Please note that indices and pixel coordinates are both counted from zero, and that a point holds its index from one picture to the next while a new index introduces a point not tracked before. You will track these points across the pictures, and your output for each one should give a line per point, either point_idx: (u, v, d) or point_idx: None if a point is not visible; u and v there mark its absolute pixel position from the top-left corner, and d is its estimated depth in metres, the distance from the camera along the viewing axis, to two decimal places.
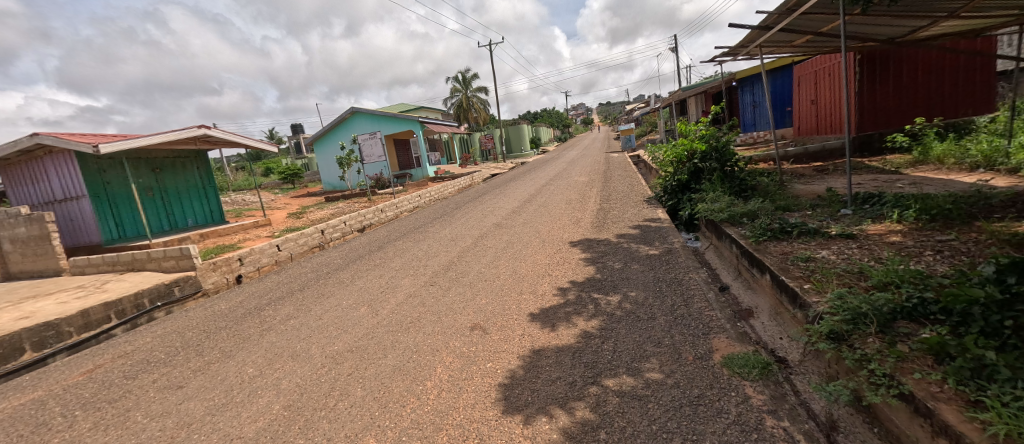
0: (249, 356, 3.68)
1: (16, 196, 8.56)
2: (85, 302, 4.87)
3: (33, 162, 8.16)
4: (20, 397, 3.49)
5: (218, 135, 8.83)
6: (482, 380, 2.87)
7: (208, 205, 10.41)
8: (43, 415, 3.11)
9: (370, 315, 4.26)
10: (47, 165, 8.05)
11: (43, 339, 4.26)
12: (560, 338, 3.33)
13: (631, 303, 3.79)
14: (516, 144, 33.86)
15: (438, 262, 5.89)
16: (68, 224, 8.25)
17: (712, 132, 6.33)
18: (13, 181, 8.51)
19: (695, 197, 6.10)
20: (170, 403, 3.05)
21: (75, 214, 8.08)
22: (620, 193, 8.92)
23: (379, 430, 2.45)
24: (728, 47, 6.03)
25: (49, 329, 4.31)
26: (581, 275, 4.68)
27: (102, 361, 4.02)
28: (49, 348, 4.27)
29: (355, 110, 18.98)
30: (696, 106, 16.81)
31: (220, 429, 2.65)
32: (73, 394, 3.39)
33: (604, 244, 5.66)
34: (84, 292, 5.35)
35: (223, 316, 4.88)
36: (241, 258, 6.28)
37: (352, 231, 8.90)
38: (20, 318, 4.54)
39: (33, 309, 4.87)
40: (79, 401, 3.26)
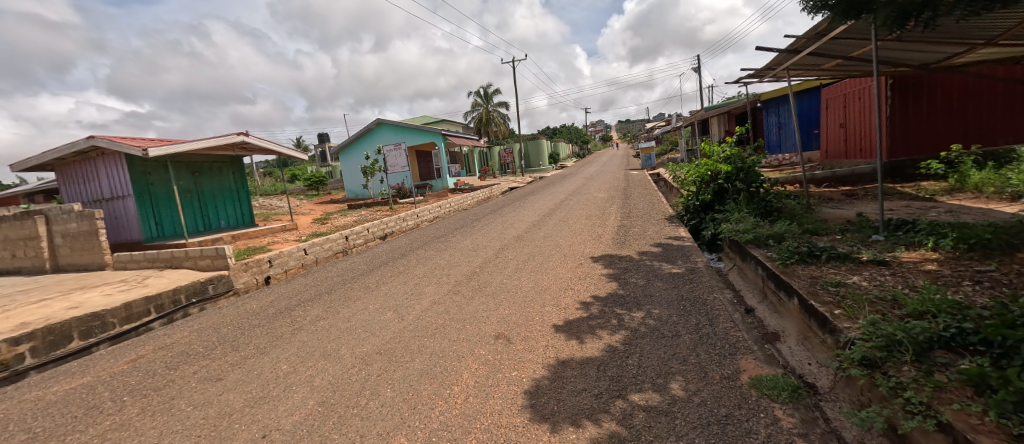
0: (283, 353, 3.80)
1: (68, 193, 9.10)
2: (128, 295, 5.12)
3: (86, 162, 8.68)
4: (70, 382, 3.68)
5: (254, 142, 9.26)
6: (508, 387, 2.91)
7: (240, 208, 10.81)
8: (93, 399, 3.28)
9: (396, 319, 4.35)
10: (98, 165, 8.55)
11: (89, 329, 4.48)
12: (584, 351, 3.33)
13: (654, 320, 3.78)
14: (535, 158, 34.09)
15: (460, 271, 5.98)
16: (113, 222, 8.71)
17: (738, 152, 6.30)
18: (66, 179, 9.05)
19: (718, 217, 6.05)
20: (210, 394, 3.18)
21: (120, 212, 8.53)
22: (641, 210, 8.89)
23: (411, 429, 2.50)
24: (755, 69, 6.04)
25: (96, 319, 4.55)
26: (602, 290, 4.68)
27: (144, 352, 4.22)
28: (94, 338, 4.49)
29: (380, 122, 19.57)
30: (719, 126, 16.67)
31: (259, 420, 2.74)
32: (119, 381, 3.57)
33: (626, 260, 5.65)
34: (127, 286, 5.62)
35: (255, 314, 5.05)
36: (271, 260, 6.51)
37: (374, 238, 9.10)
38: (70, 307, 4.80)
39: (81, 300, 5.14)
40: (124, 388, 3.42)
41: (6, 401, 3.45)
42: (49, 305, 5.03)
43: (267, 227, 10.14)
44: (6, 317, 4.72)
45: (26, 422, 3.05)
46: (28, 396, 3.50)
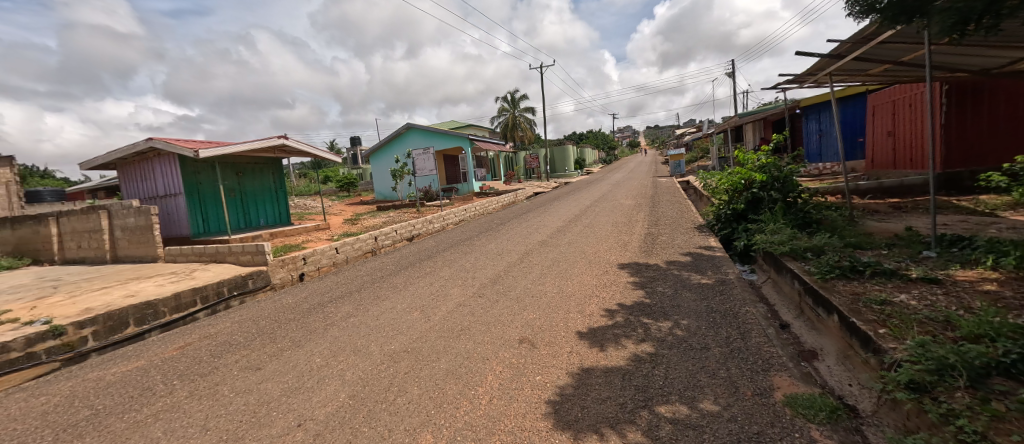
0: (316, 347, 3.93)
1: (126, 189, 9.77)
2: (178, 286, 5.45)
3: (143, 162, 9.31)
4: (126, 364, 3.96)
5: (292, 144, 9.66)
6: (532, 391, 2.91)
7: (279, 208, 11.22)
8: (146, 381, 3.52)
9: (422, 320, 4.42)
10: (154, 165, 9.14)
11: (143, 316, 4.78)
12: (609, 359, 3.29)
13: (683, 331, 3.69)
14: (561, 163, 33.93)
15: (485, 274, 6.02)
16: (165, 217, 9.28)
17: (774, 161, 6.06)
18: (125, 177, 9.73)
19: (752, 227, 5.84)
20: (250, 382, 3.34)
21: (171, 208, 9.09)
22: (670, 218, 8.70)
23: (437, 427, 2.54)
24: (795, 75, 5.82)
25: (149, 308, 4.84)
26: (629, 298, 4.60)
27: (190, 339, 4.48)
28: (147, 325, 4.79)
29: (410, 126, 20.02)
30: (754, 134, 16.13)
31: (295, 410, 2.86)
32: (168, 366, 3.80)
33: (653, 269, 5.53)
34: (176, 278, 5.96)
35: (290, 309, 5.25)
36: (305, 257, 6.76)
37: (402, 239, 9.27)
38: (126, 296, 5.15)
39: (136, 289, 5.50)
40: (173, 373, 3.65)
41: (71, 380, 3.75)
42: (108, 293, 5.41)
43: (302, 226, 10.51)
44: (72, 303, 5.12)
45: (88, 399, 3.30)
46: (89, 376, 3.79)
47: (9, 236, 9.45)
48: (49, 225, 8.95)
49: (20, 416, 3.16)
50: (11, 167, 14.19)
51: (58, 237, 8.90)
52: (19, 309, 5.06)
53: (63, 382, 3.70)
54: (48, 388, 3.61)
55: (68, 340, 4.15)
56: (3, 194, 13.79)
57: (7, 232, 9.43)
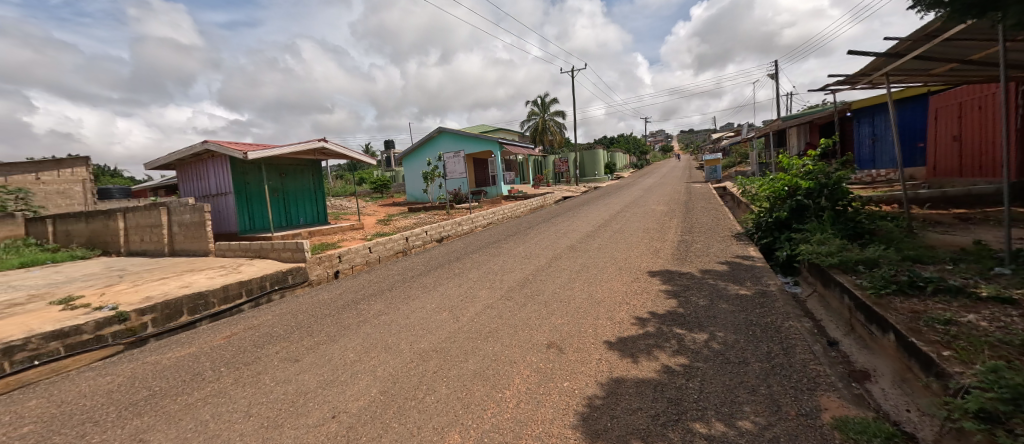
0: (350, 342, 4.04)
1: (182, 189, 10.46)
2: (225, 279, 5.82)
3: (198, 163, 9.94)
4: (180, 350, 4.30)
5: (331, 147, 10.00)
6: (559, 397, 2.86)
7: (317, 207, 11.52)
8: (197, 367, 3.81)
9: (451, 320, 4.44)
10: (207, 166, 9.76)
11: (195, 306, 5.16)
12: (640, 370, 3.18)
13: (720, 344, 3.52)
14: (590, 168, 33.53)
15: (514, 277, 6.00)
16: (215, 215, 9.88)
17: (821, 166, 5.72)
18: (181, 177, 10.41)
19: (796, 237, 5.53)
20: (288, 374, 3.48)
21: (222, 206, 9.68)
22: (705, 224, 8.42)
23: (464, 426, 2.57)
24: (847, 76, 5.48)
25: (201, 298, 5.22)
26: (662, 307, 4.46)
27: (236, 329, 4.76)
28: (198, 314, 5.16)
29: (442, 130, 20.33)
30: (798, 138, 15.37)
31: (330, 402, 2.96)
32: (217, 354, 4.08)
33: (687, 277, 5.34)
34: (224, 272, 6.32)
35: (326, 304, 5.40)
36: (340, 255, 6.96)
37: (431, 240, 9.37)
38: (181, 286, 5.56)
39: (188, 281, 5.87)
40: (220, 361, 3.92)
41: (133, 362, 4.10)
42: (165, 283, 5.81)
43: (338, 225, 10.83)
44: (134, 291, 5.56)
45: (147, 381, 3.62)
46: (148, 359, 4.13)
47: (82, 229, 10.33)
48: (117, 219, 9.64)
49: (89, 393, 3.50)
50: (86, 167, 15.48)
51: (123, 231, 9.56)
52: (89, 295, 5.52)
53: (126, 364, 4.05)
54: (113, 369, 3.96)
55: (130, 325, 4.55)
56: (78, 191, 15.02)
57: (81, 225, 10.32)
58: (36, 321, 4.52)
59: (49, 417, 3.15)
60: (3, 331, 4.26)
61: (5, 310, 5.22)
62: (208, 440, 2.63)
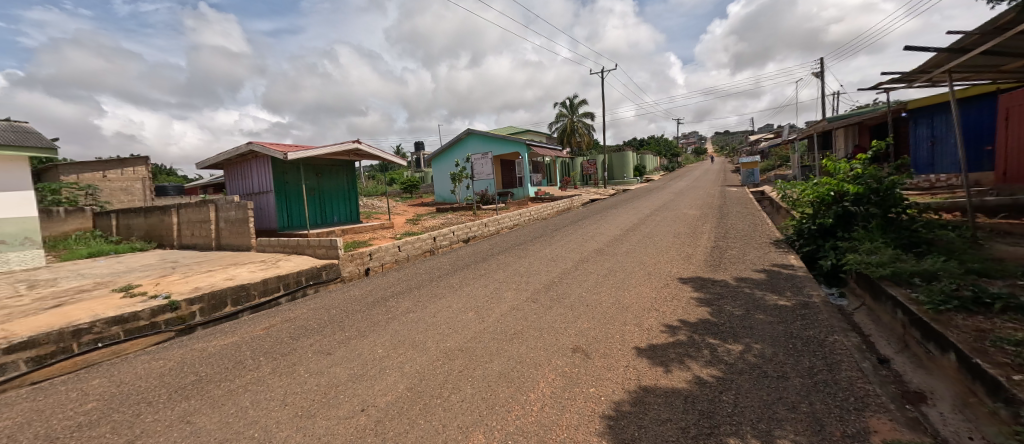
0: (379, 337, 4.10)
1: (229, 186, 11.02)
2: (265, 274, 6.08)
3: (242, 163, 10.45)
4: (223, 338, 4.50)
5: (365, 149, 10.24)
6: (584, 403, 2.77)
7: (351, 206, 11.77)
8: (239, 355, 3.96)
9: (477, 320, 4.42)
10: (251, 166, 10.25)
11: (238, 297, 5.42)
12: (670, 379, 3.05)
13: (756, 356, 3.33)
14: (619, 170, 32.94)
15: (539, 279, 5.93)
16: (257, 212, 10.36)
17: (871, 170, 5.34)
18: (228, 175, 10.98)
19: (842, 246, 5.19)
20: (320, 366, 3.56)
21: (263, 204, 10.15)
22: (741, 230, 8.08)
23: (489, 427, 2.55)
24: (903, 74, 5.11)
25: (243, 290, 5.48)
26: (693, 315, 4.28)
27: (274, 321, 4.93)
28: (241, 305, 5.41)
29: (470, 131, 20.51)
30: (845, 140, 14.56)
31: (359, 396, 3.01)
32: (256, 344, 4.23)
33: (720, 285, 5.13)
34: (265, 266, 6.58)
35: (357, 300, 5.52)
36: (371, 253, 7.09)
37: (458, 240, 9.42)
38: (225, 279, 5.84)
39: (231, 274, 6.14)
40: (260, 350, 4.06)
41: (182, 348, 4.33)
42: (210, 276, 6.11)
43: (370, 224, 11.07)
44: (184, 281, 5.88)
45: (194, 366, 3.81)
46: (195, 346, 4.36)
47: (141, 223, 11.02)
48: (169, 214, 10.25)
49: (143, 375, 3.72)
50: (145, 166, 16.56)
51: (176, 225, 10.13)
52: (145, 284, 5.88)
53: (176, 349, 4.29)
54: (164, 354, 4.20)
55: (181, 313, 4.87)
56: (138, 188, 15.87)
57: (140, 219, 11.02)
58: (98, 307, 4.85)
59: (109, 395, 3.38)
60: (71, 315, 4.61)
61: (74, 296, 5.65)
62: (247, 426, 2.74)
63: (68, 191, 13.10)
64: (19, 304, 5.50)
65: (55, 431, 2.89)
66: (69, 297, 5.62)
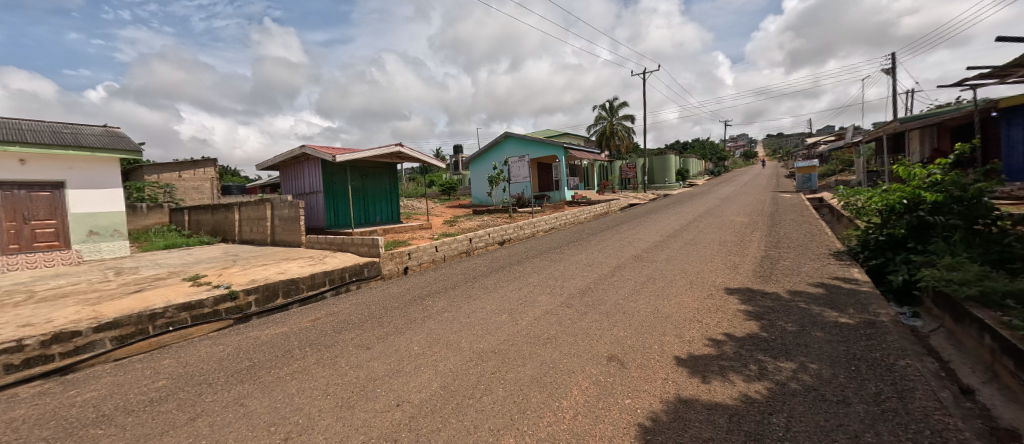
0: (415, 335, 4.11)
1: (284, 187, 11.62)
2: (313, 269, 6.31)
3: (295, 165, 11.00)
4: (275, 328, 4.68)
5: (407, 152, 10.46)
6: (619, 415, 2.62)
7: (393, 207, 12.04)
8: (287, 345, 4.10)
9: (510, 322, 4.34)
10: (304, 167, 10.77)
11: (288, 290, 5.64)
12: (713, 394, 2.84)
13: (812, 377, 3.04)
14: (659, 174, 31.93)
15: (575, 284, 5.78)
16: (308, 211, 10.86)
17: (953, 176, 4.81)
18: (283, 176, 11.59)
19: (916, 260, 4.68)
20: (360, 359, 3.61)
21: (313, 204, 10.63)
22: (795, 240, 7.54)
23: (520, 432, 2.48)
24: (993, 68, 4.58)
25: (293, 283, 5.70)
26: (740, 329, 3.99)
27: (319, 314, 5.07)
28: (291, 298, 5.63)
29: (508, 134, 20.60)
30: (920, 143, 13.34)
31: (395, 391, 3.01)
32: (303, 335, 4.36)
33: (771, 298, 4.76)
34: (312, 262, 6.85)
35: (395, 297, 5.60)
36: (410, 253, 7.21)
37: (494, 242, 9.41)
38: (278, 272, 6.12)
39: (283, 268, 6.43)
40: (306, 341, 4.19)
41: (238, 335, 4.55)
42: (265, 269, 6.43)
43: (409, 225, 11.29)
44: (242, 273, 6.23)
45: (248, 353, 3.97)
46: (251, 334, 4.56)
47: (208, 219, 11.84)
48: (230, 211, 10.95)
49: (204, 359, 3.93)
50: (213, 167, 17.87)
51: (237, 221, 10.78)
52: (209, 275, 6.28)
53: (233, 336, 4.51)
54: (223, 340, 4.43)
55: (239, 303, 5.14)
56: (208, 187, 17.21)
57: (207, 215, 11.84)
58: (170, 294, 5.23)
59: (177, 375, 3.59)
60: (148, 300, 5.00)
61: (151, 282, 6.15)
62: (292, 412, 2.81)
63: (150, 189, 14.34)
64: (106, 287, 6.06)
65: (130, 404, 3.12)
66: (148, 283, 6.12)
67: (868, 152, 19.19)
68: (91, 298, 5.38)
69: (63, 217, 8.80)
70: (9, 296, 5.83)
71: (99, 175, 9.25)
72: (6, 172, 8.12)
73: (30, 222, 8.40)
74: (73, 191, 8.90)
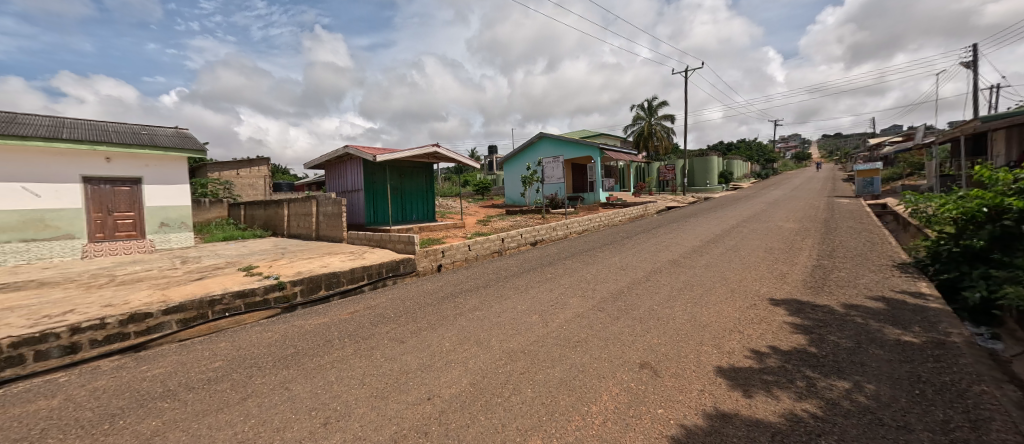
0: (447, 331, 4.10)
1: (329, 185, 12.05)
2: (352, 263, 6.48)
3: (339, 163, 11.39)
4: (318, 318, 4.81)
5: (444, 152, 10.56)
6: (651, 424, 2.48)
7: (428, 205, 12.19)
8: (328, 335, 4.20)
9: (540, 324, 4.24)
10: (347, 166, 11.13)
11: (330, 282, 5.81)
12: (755, 410, 2.62)
13: (869, 399, 2.75)
14: (700, 176, 30.73)
15: (607, 288, 5.59)
16: (349, 208, 11.22)
17: None
18: (328, 174, 12.03)
19: (996, 275, 4.18)
20: (394, 352, 3.63)
21: (354, 201, 10.96)
22: (852, 249, 6.98)
23: (547, 434, 2.39)
24: None
25: (335, 276, 5.86)
26: (786, 342, 3.70)
27: (356, 307, 5.17)
28: (331, 290, 5.79)
29: (542, 135, 20.50)
30: (1006, 145, 12.04)
31: (426, 385, 3.00)
32: (344, 326, 4.46)
33: (823, 311, 4.39)
34: (352, 256, 7.03)
35: (429, 294, 5.64)
36: (443, 250, 7.26)
37: (526, 243, 9.33)
38: (321, 266, 6.32)
39: (326, 262, 6.63)
40: (345, 332, 4.27)
41: (284, 323, 4.72)
42: (309, 262, 6.66)
43: (444, 223, 11.40)
44: (290, 265, 6.48)
45: (292, 340, 4.09)
46: (295, 323, 4.71)
47: (260, 214, 12.48)
48: (280, 206, 11.49)
49: (254, 344, 4.09)
50: (266, 165, 18.88)
51: (286, 216, 11.26)
52: (260, 265, 6.58)
53: (280, 324, 4.68)
54: (271, 327, 4.60)
55: (286, 292, 5.33)
56: (261, 184, 18.18)
57: (260, 210, 12.48)
58: (227, 282, 5.52)
59: (232, 357, 3.75)
60: (208, 286, 5.31)
61: (210, 271, 6.54)
62: (331, 399, 2.85)
63: (213, 186, 15.34)
64: (173, 274, 6.50)
65: (192, 381, 3.28)
66: (208, 271, 6.51)
67: (942, 154, 17.54)
68: (160, 283, 5.79)
69: (140, 210, 9.49)
70: (93, 279, 6.40)
71: (171, 172, 9.91)
72: (94, 169, 8.87)
73: (113, 214, 9.13)
74: (149, 186, 9.60)
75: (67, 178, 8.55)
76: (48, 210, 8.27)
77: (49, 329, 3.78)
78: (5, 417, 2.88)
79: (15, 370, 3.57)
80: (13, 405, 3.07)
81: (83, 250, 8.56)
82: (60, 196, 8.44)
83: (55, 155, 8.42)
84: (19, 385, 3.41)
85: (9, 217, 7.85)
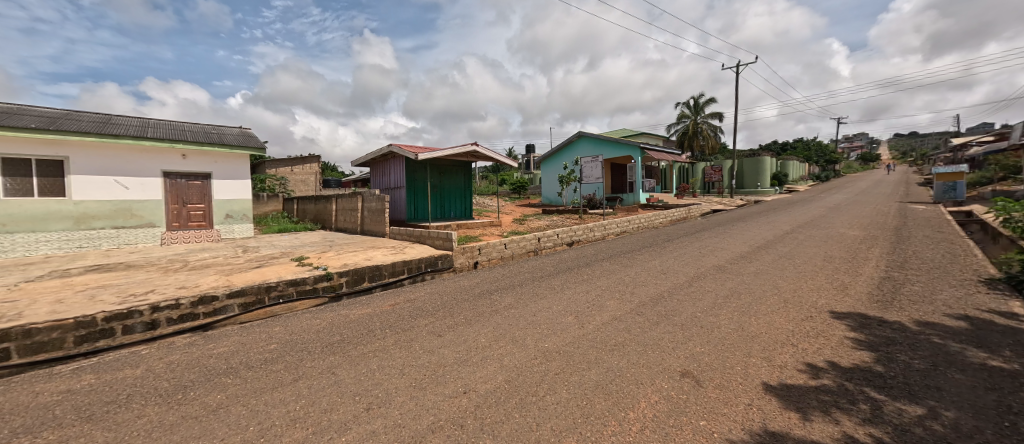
0: (482, 328, 4.06)
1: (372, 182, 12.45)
2: (393, 257, 6.62)
3: (382, 161, 11.74)
4: (361, 309, 4.93)
5: (482, 151, 10.61)
6: (694, 436, 2.33)
7: (466, 203, 12.30)
8: (370, 325, 4.29)
9: (577, 325, 4.12)
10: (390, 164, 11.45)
11: (373, 275, 5.95)
12: (810, 430, 2.40)
13: (947, 428, 2.44)
14: (750, 178, 29.18)
15: (646, 291, 5.37)
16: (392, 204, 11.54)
17: None
18: (372, 171, 12.43)
19: None
20: (432, 345, 3.64)
21: (397, 198, 11.26)
22: (925, 260, 6.32)
23: (583, 436, 2.30)
24: None
25: (377, 269, 6.00)
26: (848, 359, 3.37)
27: (397, 300, 5.26)
28: (374, 282, 5.93)
29: (581, 133, 20.24)
30: None
31: (461, 379, 2.96)
32: (385, 317, 4.55)
33: (891, 327, 3.98)
34: (393, 251, 7.19)
35: (466, 290, 5.66)
36: (480, 248, 7.28)
37: (562, 243, 9.17)
38: (365, 259, 6.50)
39: (368, 255, 6.82)
40: (386, 323, 4.34)
41: (330, 312, 4.87)
42: (354, 255, 6.88)
43: (481, 221, 11.46)
44: (336, 257, 6.72)
45: (338, 328, 4.21)
46: (340, 312, 4.84)
47: (310, 208, 13.10)
48: (328, 201, 11.99)
49: (305, 329, 4.24)
50: (317, 162, 19.80)
51: (334, 210, 11.73)
52: (311, 256, 6.87)
53: (326, 312, 4.84)
54: (319, 314, 4.77)
55: (334, 283, 5.51)
56: (313, 180, 19.09)
57: (310, 204, 13.10)
58: (281, 270, 5.80)
59: (285, 340, 3.90)
60: (265, 274, 5.59)
61: (266, 260, 6.91)
62: (372, 386, 2.88)
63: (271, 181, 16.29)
64: (238, 261, 6.93)
65: (251, 361, 3.44)
66: (264, 260, 6.87)
67: None
68: (224, 269, 6.17)
69: (209, 202, 10.14)
70: (170, 263, 6.95)
71: (236, 168, 10.55)
72: (172, 165, 9.61)
73: (187, 205, 9.84)
74: (217, 181, 10.25)
75: (151, 173, 9.31)
76: (135, 201, 9.07)
77: (134, 306, 4.11)
78: (99, 382, 3.14)
79: (107, 341, 3.91)
80: (105, 371, 3.34)
81: (162, 237, 9.36)
82: (145, 189, 9.22)
83: (141, 152, 9.20)
84: (110, 354, 3.73)
85: (104, 206, 8.67)
